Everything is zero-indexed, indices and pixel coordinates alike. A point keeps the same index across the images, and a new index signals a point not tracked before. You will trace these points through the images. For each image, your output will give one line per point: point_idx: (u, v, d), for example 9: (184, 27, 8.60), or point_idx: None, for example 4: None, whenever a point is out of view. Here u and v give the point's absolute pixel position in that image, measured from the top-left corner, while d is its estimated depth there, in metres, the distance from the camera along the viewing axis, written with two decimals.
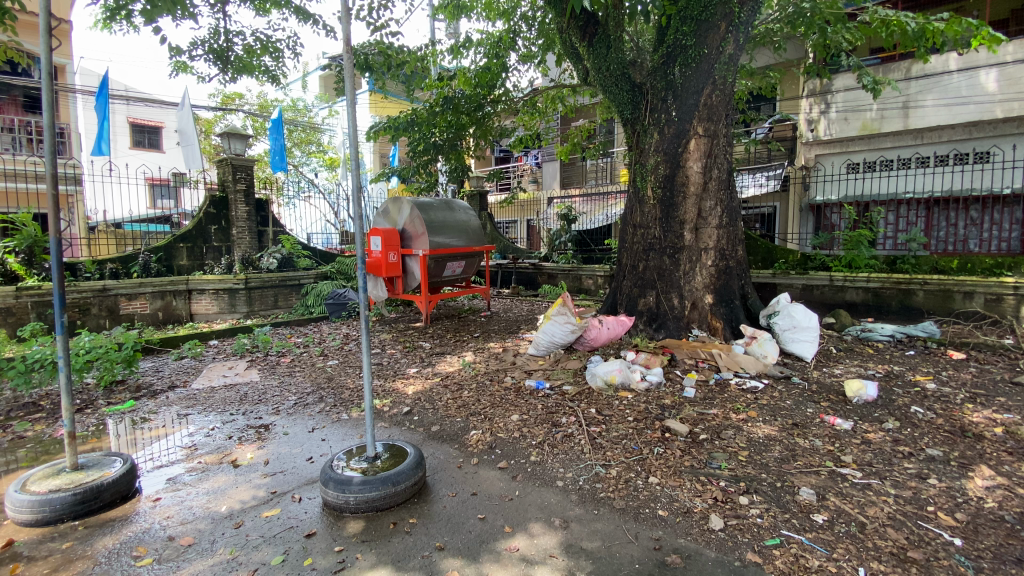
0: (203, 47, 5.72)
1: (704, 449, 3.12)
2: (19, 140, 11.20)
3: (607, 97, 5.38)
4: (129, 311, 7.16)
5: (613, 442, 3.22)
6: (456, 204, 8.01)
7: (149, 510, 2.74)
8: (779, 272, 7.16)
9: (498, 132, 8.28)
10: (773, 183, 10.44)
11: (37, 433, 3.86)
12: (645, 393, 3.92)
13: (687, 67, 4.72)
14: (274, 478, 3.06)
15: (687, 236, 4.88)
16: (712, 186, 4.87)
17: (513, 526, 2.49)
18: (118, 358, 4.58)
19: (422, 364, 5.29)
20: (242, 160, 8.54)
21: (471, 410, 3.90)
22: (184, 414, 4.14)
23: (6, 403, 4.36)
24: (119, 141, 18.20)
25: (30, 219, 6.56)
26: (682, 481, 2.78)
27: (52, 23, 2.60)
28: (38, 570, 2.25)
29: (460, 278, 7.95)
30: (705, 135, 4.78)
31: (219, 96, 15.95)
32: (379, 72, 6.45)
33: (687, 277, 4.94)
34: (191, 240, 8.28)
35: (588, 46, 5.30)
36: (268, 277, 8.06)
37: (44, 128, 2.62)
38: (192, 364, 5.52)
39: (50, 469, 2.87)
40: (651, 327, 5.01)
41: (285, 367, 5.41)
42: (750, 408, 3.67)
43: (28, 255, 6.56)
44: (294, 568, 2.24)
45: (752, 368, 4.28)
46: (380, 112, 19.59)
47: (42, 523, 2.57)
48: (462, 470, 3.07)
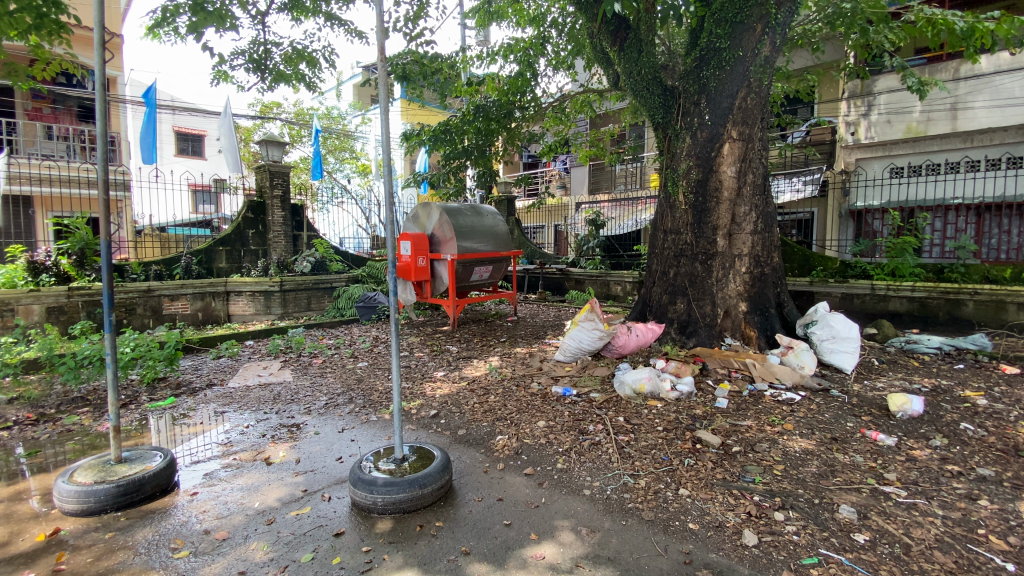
0: (244, 56, 5.95)
1: (737, 462, 3.02)
2: (74, 148, 11.82)
3: (637, 101, 5.34)
4: (172, 311, 7.45)
5: (642, 452, 3.16)
6: (484, 209, 8.03)
7: (186, 504, 2.83)
8: (817, 279, 6.92)
9: (527, 137, 8.30)
10: (811, 188, 10.15)
11: (84, 426, 4.05)
12: (676, 403, 3.83)
13: (720, 69, 4.64)
14: (306, 477, 3.12)
15: (720, 242, 4.76)
16: (747, 191, 4.76)
17: (539, 533, 2.46)
18: (160, 357, 4.75)
19: (450, 367, 5.33)
20: (279, 167, 8.84)
21: (497, 415, 3.89)
22: (221, 412, 4.28)
23: (57, 397, 4.60)
24: (165, 149, 19.07)
25: (83, 222, 6.91)
26: (714, 495, 2.70)
27: (106, 36, 2.74)
28: (83, 559, 2.35)
29: (487, 282, 7.98)
30: (740, 139, 4.67)
31: (258, 106, 16.55)
32: (414, 80, 6.64)
33: (720, 283, 4.81)
34: (230, 243, 8.53)
35: (618, 50, 5.26)
36: (302, 279, 8.29)
37: (97, 136, 2.78)
38: (229, 364, 5.70)
39: (96, 461, 3.01)
40: (682, 334, 4.89)
41: (317, 368, 5.54)
42: (786, 421, 3.55)
43: (80, 257, 6.88)
44: (323, 566, 2.27)
45: (788, 379, 4.14)
46: (411, 119, 19.97)
47: (88, 512, 2.68)
48: (488, 475, 3.06)
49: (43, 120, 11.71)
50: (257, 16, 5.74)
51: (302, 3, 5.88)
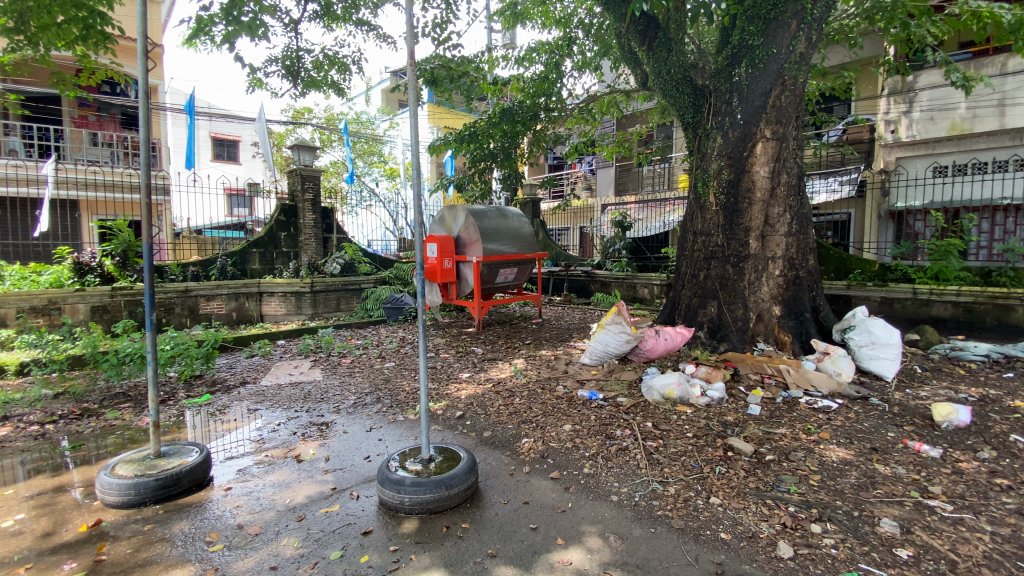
0: (277, 64, 6.12)
1: (770, 471, 2.93)
2: (118, 154, 12.34)
3: (666, 101, 5.25)
4: (208, 311, 7.69)
5: (671, 459, 3.09)
6: (509, 211, 8.04)
7: (221, 498, 2.91)
8: (855, 283, 6.67)
9: (552, 139, 8.28)
10: (848, 188, 9.75)
11: (125, 421, 4.21)
12: (706, 409, 3.73)
13: (753, 67, 4.53)
14: (335, 475, 3.17)
15: (753, 244, 4.64)
16: (781, 191, 4.64)
17: (566, 538, 2.43)
18: (197, 355, 4.91)
19: (475, 369, 5.34)
20: (310, 171, 9.04)
21: (522, 418, 3.87)
22: (254, 409, 4.39)
23: (102, 392, 4.80)
24: (202, 154, 19.77)
25: (125, 225, 7.22)
26: (747, 504, 2.62)
27: (149, 45, 2.84)
28: (123, 550, 2.43)
29: (511, 284, 7.98)
30: (774, 138, 4.55)
31: (290, 111, 16.98)
32: (441, 84, 6.70)
33: (752, 287, 4.69)
34: (263, 245, 8.76)
35: (647, 49, 5.18)
36: (331, 281, 8.46)
37: (140, 142, 2.88)
38: (262, 362, 5.86)
39: (136, 456, 3.12)
40: (712, 338, 4.78)
41: (346, 368, 5.63)
42: (822, 429, 3.42)
43: (123, 258, 7.18)
44: (351, 564, 2.30)
45: (825, 387, 4.00)
46: (438, 123, 20.19)
47: (128, 504, 2.79)
48: (514, 477, 3.05)
49: (88, 127, 12.23)
50: (290, 24, 5.89)
51: (333, 11, 6.01)
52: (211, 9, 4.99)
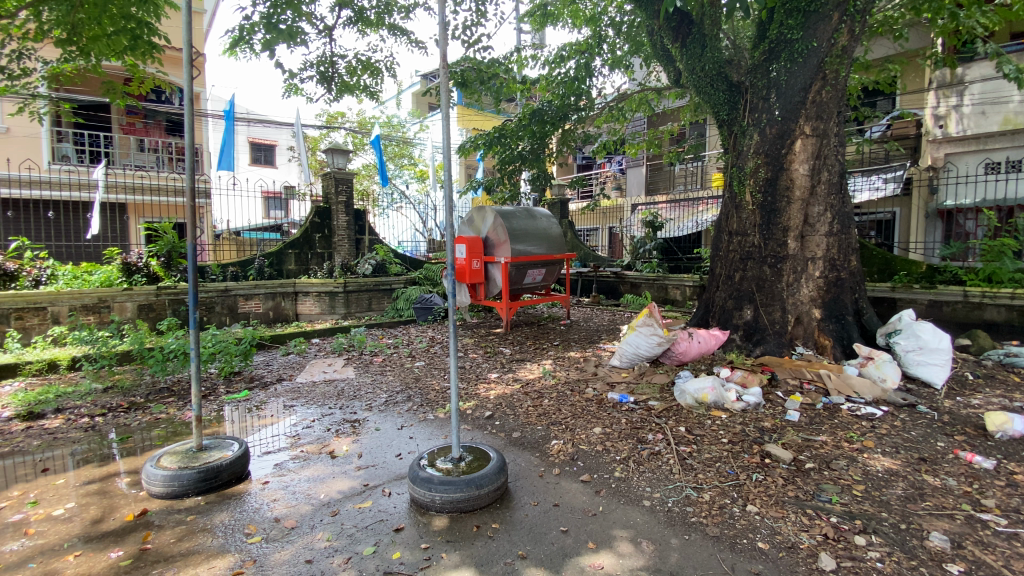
0: (313, 69, 6.28)
1: (810, 480, 2.82)
2: (163, 159, 12.90)
3: (700, 98, 5.14)
4: (246, 310, 7.95)
5: (705, 464, 3.02)
6: (538, 211, 8.02)
7: (259, 492, 3.00)
8: (900, 285, 6.39)
9: (581, 138, 8.22)
10: (892, 186, 9.29)
11: (169, 415, 4.39)
12: (742, 415, 3.63)
13: (792, 62, 4.39)
14: (367, 471, 3.22)
15: (792, 244, 4.49)
16: (821, 190, 4.48)
17: (597, 542, 2.40)
18: (236, 352, 5.08)
19: (504, 369, 5.35)
20: (343, 174, 9.24)
21: (552, 419, 3.84)
22: (290, 406, 4.51)
23: (148, 387, 5.02)
24: (240, 159, 20.48)
25: (169, 228, 7.55)
26: (786, 513, 2.54)
27: (193, 54, 2.95)
28: (167, 539, 2.53)
29: (540, 285, 7.97)
30: (814, 135, 4.40)
31: (324, 116, 17.42)
32: (471, 86, 6.73)
33: (791, 289, 4.54)
34: (299, 246, 9.00)
35: (680, 46, 5.08)
36: (363, 281, 8.63)
37: (185, 147, 3.00)
38: (297, 360, 6.02)
39: (180, 448, 3.24)
40: (748, 342, 4.64)
41: (377, 366, 5.73)
42: (866, 438, 3.28)
43: (168, 258, 7.51)
44: (383, 560, 2.33)
45: (868, 393, 3.84)
46: (467, 125, 20.35)
47: (172, 495, 2.89)
48: (544, 479, 3.03)
49: (135, 134, 12.78)
50: (325, 30, 6.04)
51: (366, 16, 6.13)
52: (251, 18, 5.16)
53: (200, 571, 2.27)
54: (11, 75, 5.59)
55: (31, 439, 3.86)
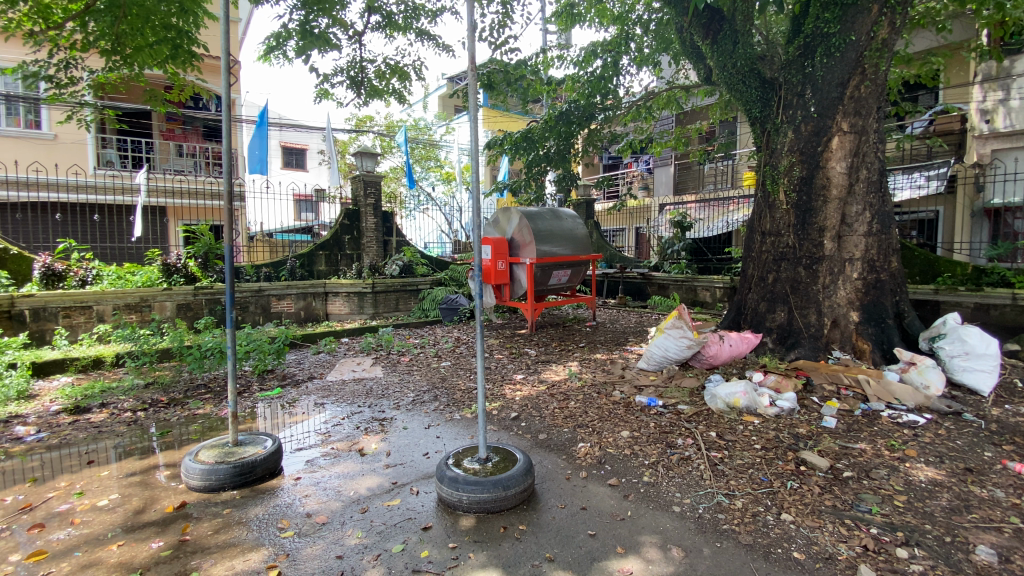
0: (343, 75, 6.42)
1: (848, 489, 2.73)
2: (200, 163, 13.36)
3: (732, 96, 5.04)
4: (279, 309, 8.17)
5: (737, 471, 2.95)
6: (564, 212, 7.99)
7: (291, 487, 3.07)
8: (944, 287, 6.10)
9: (608, 138, 8.14)
10: (936, 184, 8.84)
11: (206, 411, 4.55)
12: (775, 420, 3.53)
13: (828, 57, 4.27)
14: (396, 469, 3.26)
15: (828, 245, 4.35)
16: (860, 188, 4.33)
17: (625, 547, 2.37)
18: (270, 350, 5.23)
19: (529, 370, 5.34)
20: (372, 177, 9.40)
21: (578, 422, 3.82)
22: (321, 403, 4.61)
23: (186, 383, 5.21)
24: (273, 163, 21.08)
25: (207, 230, 7.82)
26: (823, 523, 2.45)
27: (231, 62, 3.04)
28: (204, 530, 2.62)
29: (565, 286, 7.93)
30: (852, 131, 4.26)
31: (353, 120, 17.76)
32: (499, 88, 6.76)
33: (827, 291, 4.40)
34: (329, 248, 9.19)
35: (711, 43, 4.99)
36: (391, 282, 8.76)
37: (223, 152, 3.09)
38: (328, 359, 6.15)
39: (217, 443, 3.34)
40: (782, 346, 4.51)
41: (405, 365, 5.81)
42: (908, 446, 3.15)
43: (204, 259, 7.77)
44: (411, 558, 2.35)
45: (910, 400, 3.68)
46: (492, 126, 20.41)
47: (209, 488, 2.99)
48: (571, 482, 3.01)
49: (175, 139, 13.25)
50: (355, 36, 6.17)
51: (395, 21, 6.22)
52: (286, 26, 5.31)
53: (235, 563, 2.34)
54: (60, 84, 5.86)
55: (78, 432, 4.05)
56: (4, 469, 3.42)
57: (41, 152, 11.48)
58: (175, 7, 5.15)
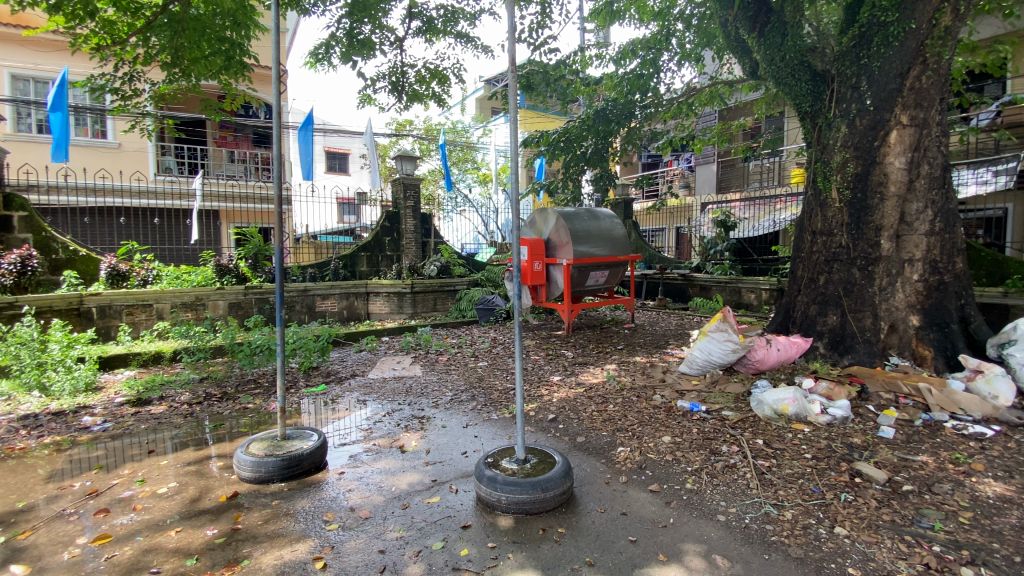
0: (385, 80, 6.58)
1: (907, 503, 2.57)
2: (250, 169, 13.98)
3: (780, 90, 4.85)
4: (323, 309, 8.44)
5: (786, 481, 2.83)
6: (601, 212, 7.90)
7: (336, 481, 3.16)
8: (1015, 290, 5.67)
9: (648, 136, 7.98)
10: (1004, 179, 8.24)
11: (256, 405, 4.75)
12: (827, 429, 3.37)
13: (886, 47, 4.05)
14: (435, 467, 3.31)
15: (885, 245, 4.13)
16: (921, 184, 4.10)
17: (667, 555, 2.32)
18: (315, 347, 5.41)
19: (567, 372, 5.31)
20: (411, 179, 9.58)
21: (617, 425, 3.76)
22: (363, 400, 4.73)
23: (238, 378, 5.46)
24: (318, 167, 21.83)
25: (256, 232, 8.19)
26: (880, 538, 2.33)
27: (281, 70, 3.14)
28: (255, 520, 2.73)
29: (602, 287, 7.82)
30: (912, 124, 4.02)
31: (394, 124, 18.18)
32: (537, 88, 6.76)
33: (884, 294, 4.17)
34: (370, 249, 9.42)
35: (758, 36, 4.82)
36: (430, 282, 8.91)
37: (274, 157, 3.22)
38: (369, 357, 6.31)
39: (266, 436, 3.48)
40: (834, 351, 4.30)
41: (443, 364, 5.89)
42: (975, 460, 2.94)
43: (254, 260, 8.12)
44: (451, 555, 2.38)
45: (977, 411, 3.44)
46: (529, 127, 20.42)
47: (259, 480, 3.12)
48: (610, 486, 2.97)
49: (227, 146, 13.91)
50: (396, 42, 6.31)
51: (434, 25, 6.33)
52: (331, 35, 5.50)
53: (283, 553, 2.43)
54: (124, 96, 6.24)
55: (140, 423, 4.31)
56: (74, 457, 3.67)
57: (106, 159, 12.29)
58: (228, 21, 5.48)
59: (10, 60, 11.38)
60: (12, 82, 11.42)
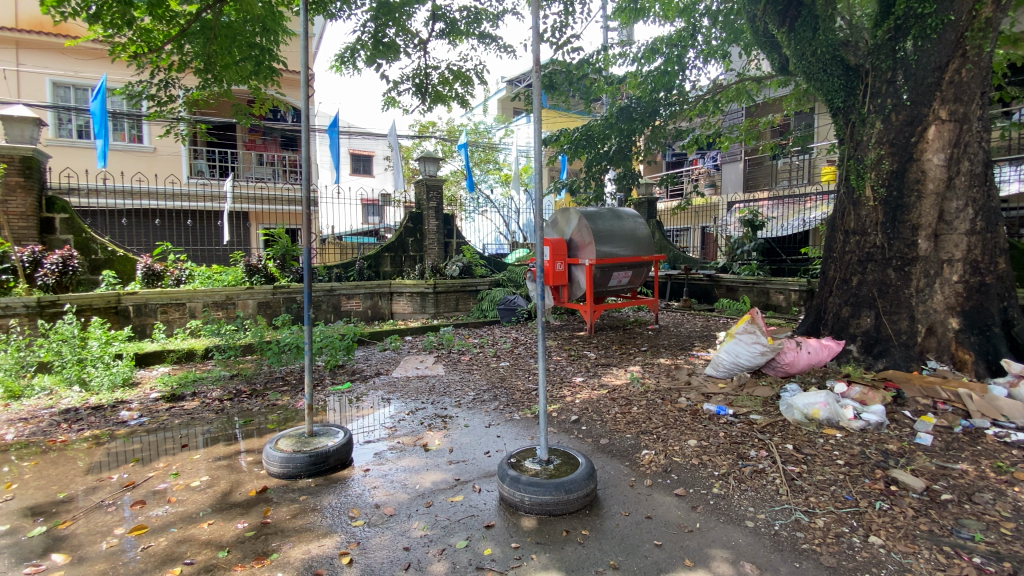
0: (409, 82, 6.66)
1: (947, 513, 2.48)
2: (277, 171, 14.31)
3: (811, 86, 4.72)
4: (348, 308, 8.58)
5: (817, 487, 2.76)
6: (624, 212, 7.82)
7: (361, 478, 3.21)
8: None
9: (672, 134, 7.88)
10: None
11: (284, 402, 4.86)
12: (860, 435, 3.27)
13: (923, 39, 3.91)
14: (458, 466, 3.33)
15: (923, 244, 3.98)
16: (961, 182, 3.94)
17: (694, 560, 2.28)
18: (340, 346, 5.51)
19: (589, 373, 5.27)
20: (434, 180, 9.66)
21: (641, 428, 3.72)
22: (387, 398, 4.80)
23: (267, 376, 5.60)
24: (343, 169, 22.23)
25: (283, 233, 8.38)
26: (917, 549, 2.25)
27: (309, 74, 3.19)
28: (284, 515, 2.80)
29: (625, 288, 7.74)
30: (951, 119, 3.87)
31: (417, 125, 18.36)
32: (560, 88, 6.75)
33: (922, 295, 4.02)
34: (394, 249, 9.54)
35: (788, 31, 4.71)
36: (451, 282, 8.98)
37: (303, 159, 3.29)
38: (393, 356, 6.39)
39: (294, 433, 3.56)
40: (867, 354, 4.17)
41: (465, 364, 5.92)
42: (1020, 469, 2.81)
43: (282, 261, 8.31)
44: (475, 555, 2.39)
45: (1022, 418, 3.29)
46: (552, 127, 20.37)
47: (287, 475, 3.19)
48: (635, 490, 2.94)
49: (256, 149, 14.27)
50: (419, 44, 6.38)
51: (457, 27, 6.37)
52: (357, 39, 5.59)
53: (311, 548, 2.48)
54: (160, 102, 6.46)
55: (174, 418, 4.45)
56: (111, 450, 3.81)
57: (142, 163, 12.74)
58: (259, 27, 5.63)
59: (52, 68, 11.90)
60: (54, 89, 11.94)
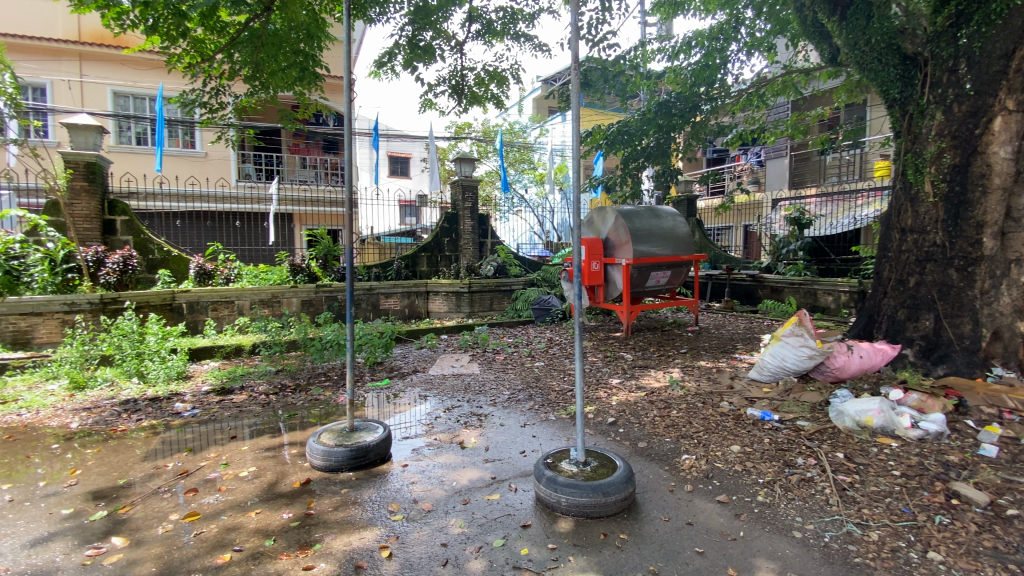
0: (446, 84, 6.74)
1: (1015, 530, 2.31)
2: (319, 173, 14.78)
3: (864, 77, 4.49)
4: (386, 307, 8.77)
5: (871, 499, 2.63)
6: (662, 210, 7.65)
7: (399, 473, 3.27)
8: None
9: (713, 130, 7.66)
10: None
11: (326, 397, 5.02)
12: (918, 444, 3.09)
13: (988, 25, 3.66)
14: (495, 465, 3.35)
15: (989, 243, 3.72)
16: None
17: (737, 569, 2.22)
18: (379, 344, 5.64)
19: (626, 375, 5.20)
20: (470, 181, 9.74)
21: (681, 432, 3.64)
22: (424, 396, 4.88)
23: (309, 371, 5.79)
24: (381, 171, 22.73)
25: (325, 233, 8.65)
26: (982, 567, 2.11)
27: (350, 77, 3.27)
28: (326, 507, 2.88)
29: (663, 288, 7.58)
30: (1020, 110, 3.61)
31: (453, 127, 18.57)
32: (596, 86, 6.69)
33: (987, 297, 3.75)
34: (431, 250, 9.68)
35: (838, 20, 4.50)
36: (486, 282, 9.04)
37: (345, 162, 3.39)
38: (429, 354, 6.50)
39: (336, 427, 3.66)
40: (924, 359, 3.93)
41: (500, 363, 5.95)
42: None
43: (324, 260, 8.57)
44: (512, 554, 2.40)
45: None
46: (588, 125, 20.16)
47: (330, 469, 3.28)
48: (675, 495, 2.87)
49: (300, 152, 14.79)
50: (456, 46, 6.47)
51: (494, 27, 6.40)
52: (395, 42, 5.71)
53: (352, 540, 2.55)
54: (211, 109, 6.76)
55: (223, 410, 4.67)
56: (166, 439, 4.03)
57: (194, 168, 13.44)
58: (303, 34, 5.84)
59: (113, 79, 12.67)
60: (115, 99, 12.73)
